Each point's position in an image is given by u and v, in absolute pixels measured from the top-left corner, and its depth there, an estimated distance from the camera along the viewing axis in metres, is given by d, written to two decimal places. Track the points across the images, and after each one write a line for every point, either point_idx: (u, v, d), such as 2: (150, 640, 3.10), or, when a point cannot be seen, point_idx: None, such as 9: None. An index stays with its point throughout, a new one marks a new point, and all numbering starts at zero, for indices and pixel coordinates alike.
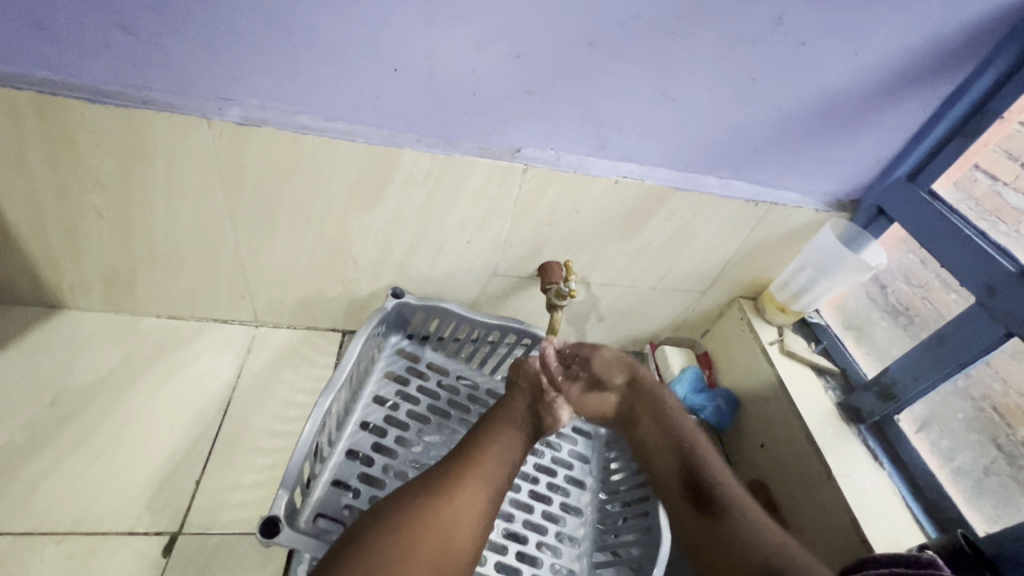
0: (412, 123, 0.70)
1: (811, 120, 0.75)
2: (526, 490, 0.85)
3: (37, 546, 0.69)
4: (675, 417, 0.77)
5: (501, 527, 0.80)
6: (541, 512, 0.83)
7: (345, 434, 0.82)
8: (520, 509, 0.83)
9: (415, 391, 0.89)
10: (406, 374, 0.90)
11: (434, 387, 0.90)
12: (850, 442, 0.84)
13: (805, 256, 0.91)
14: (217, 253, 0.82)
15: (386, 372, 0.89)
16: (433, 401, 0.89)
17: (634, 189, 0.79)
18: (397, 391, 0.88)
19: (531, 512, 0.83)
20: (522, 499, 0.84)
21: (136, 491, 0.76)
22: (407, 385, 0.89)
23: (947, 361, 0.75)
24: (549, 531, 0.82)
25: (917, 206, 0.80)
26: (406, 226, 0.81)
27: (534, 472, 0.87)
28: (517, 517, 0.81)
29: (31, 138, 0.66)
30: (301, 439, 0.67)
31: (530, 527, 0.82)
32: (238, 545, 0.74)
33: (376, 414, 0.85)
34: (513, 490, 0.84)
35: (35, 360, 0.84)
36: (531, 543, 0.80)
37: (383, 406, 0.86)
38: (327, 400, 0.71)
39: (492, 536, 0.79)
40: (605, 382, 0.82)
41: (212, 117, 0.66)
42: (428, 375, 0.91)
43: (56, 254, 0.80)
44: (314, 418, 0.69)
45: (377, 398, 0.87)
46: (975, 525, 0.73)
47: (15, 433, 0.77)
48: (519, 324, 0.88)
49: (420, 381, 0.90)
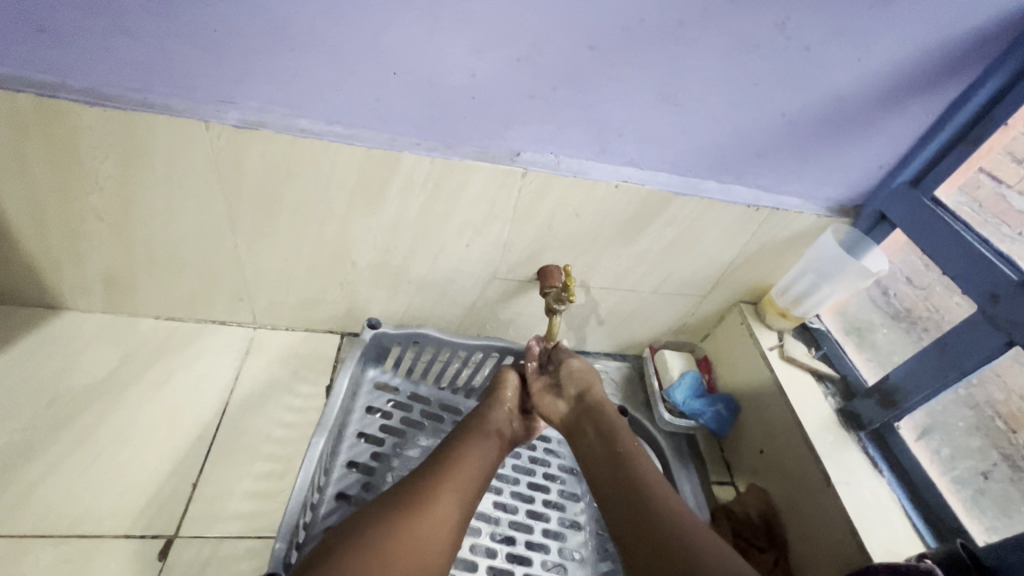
0: (413, 127, 0.70)
1: (814, 126, 0.74)
2: (523, 510, 0.84)
3: (35, 548, 0.69)
4: (615, 426, 0.73)
5: (504, 552, 0.79)
6: (541, 531, 0.83)
7: (334, 477, 0.80)
8: (520, 530, 0.82)
9: (398, 424, 0.87)
10: (388, 407, 0.89)
11: (417, 417, 0.89)
12: (850, 449, 0.83)
13: (807, 261, 0.91)
14: (217, 256, 0.82)
15: (368, 406, 0.88)
16: (417, 432, 0.87)
17: (635, 193, 0.78)
18: (380, 424, 0.86)
19: (532, 531, 0.82)
20: (521, 520, 0.83)
21: (135, 493, 0.76)
22: (392, 417, 0.88)
23: (948, 368, 0.74)
24: (551, 548, 0.82)
25: (920, 212, 0.79)
26: (405, 229, 0.80)
27: (527, 490, 0.86)
28: (518, 539, 0.81)
29: (31, 140, 0.66)
30: (296, 486, 0.66)
31: (533, 546, 0.81)
32: (236, 549, 0.74)
33: (363, 451, 0.83)
34: (511, 513, 0.83)
35: (35, 362, 0.85)
36: (536, 563, 0.80)
37: (367, 442, 0.84)
38: (318, 441, 0.70)
39: (497, 563, 0.78)
40: (561, 389, 0.80)
41: (210, 119, 0.66)
42: (412, 407, 0.90)
43: (57, 256, 0.80)
44: (306, 462, 0.68)
45: (361, 434, 0.84)
46: (974, 534, 0.72)
47: (15, 435, 0.77)
48: (502, 342, 0.87)
49: (402, 413, 0.89)
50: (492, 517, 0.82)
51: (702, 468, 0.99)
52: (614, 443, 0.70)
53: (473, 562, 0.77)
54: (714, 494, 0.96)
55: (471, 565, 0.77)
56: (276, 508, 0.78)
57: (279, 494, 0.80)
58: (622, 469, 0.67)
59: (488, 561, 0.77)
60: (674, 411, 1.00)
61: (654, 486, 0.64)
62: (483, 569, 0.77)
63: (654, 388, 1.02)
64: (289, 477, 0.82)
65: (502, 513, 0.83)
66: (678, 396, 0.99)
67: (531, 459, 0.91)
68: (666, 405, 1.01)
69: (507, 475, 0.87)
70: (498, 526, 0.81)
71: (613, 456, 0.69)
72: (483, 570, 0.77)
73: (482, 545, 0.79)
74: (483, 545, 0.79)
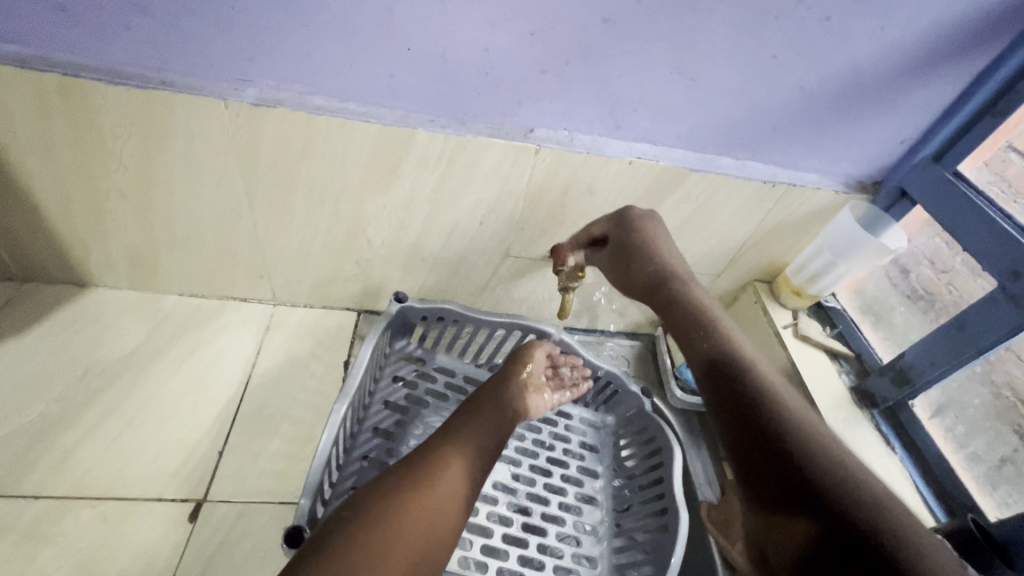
0: (425, 104, 0.70)
1: (835, 99, 0.73)
2: (541, 483, 0.87)
3: (72, 509, 0.73)
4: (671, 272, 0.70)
5: (519, 521, 0.82)
6: (557, 504, 0.86)
7: (359, 440, 0.83)
8: (536, 502, 0.85)
9: (422, 394, 0.90)
10: (412, 377, 0.91)
11: (441, 388, 0.91)
12: (862, 427, 0.83)
13: (823, 239, 0.89)
14: (237, 234, 0.84)
15: (392, 376, 0.91)
16: (440, 402, 0.90)
17: (649, 169, 0.78)
18: (405, 394, 0.89)
19: (548, 503, 0.85)
20: (538, 492, 0.86)
21: (164, 459, 0.79)
22: (416, 388, 0.90)
23: (966, 345, 0.73)
24: (566, 521, 0.85)
25: (942, 187, 0.77)
26: (418, 207, 0.81)
27: (546, 464, 0.89)
28: (534, 510, 0.84)
29: (57, 120, 0.68)
30: (320, 448, 0.68)
31: (548, 518, 0.84)
32: (261, 514, 0.77)
33: (388, 419, 0.86)
34: (528, 485, 0.86)
35: (65, 336, 0.88)
36: (551, 534, 0.83)
37: (391, 410, 0.87)
38: (341, 407, 0.72)
39: (511, 531, 0.81)
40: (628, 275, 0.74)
41: (229, 97, 0.67)
42: (435, 377, 0.92)
43: (83, 234, 0.83)
44: (329, 426, 0.69)
45: (386, 402, 0.88)
46: (987, 510, 0.73)
47: (49, 405, 0.81)
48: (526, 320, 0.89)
49: (427, 383, 0.91)
50: (511, 488, 0.85)
51: (712, 444, 0.99)
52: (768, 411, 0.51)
53: (490, 528, 0.80)
54: (723, 471, 0.96)
55: (487, 532, 0.80)
56: (297, 476, 0.81)
57: (300, 463, 0.83)
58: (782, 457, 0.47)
59: (503, 529, 0.81)
60: (687, 389, 1.02)
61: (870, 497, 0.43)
62: (498, 535, 0.80)
63: (666, 366, 1.03)
64: (309, 447, 0.84)
65: (521, 484, 0.86)
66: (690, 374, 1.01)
67: (552, 435, 0.93)
68: (678, 382, 1.02)
69: (527, 448, 0.90)
70: (515, 497, 0.84)
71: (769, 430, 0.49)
72: (499, 537, 0.80)
73: (499, 514, 0.82)
74: (498, 513, 0.82)
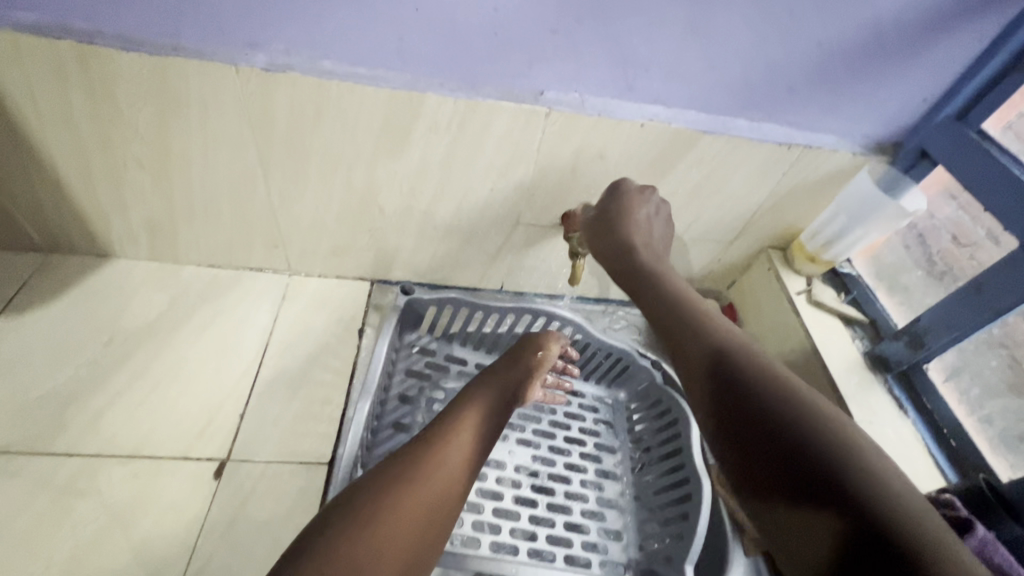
0: (435, 67, 0.70)
1: (856, 56, 0.71)
2: (561, 462, 0.90)
3: (104, 467, 0.77)
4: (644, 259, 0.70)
5: (543, 502, 0.85)
6: (578, 481, 0.89)
7: (379, 437, 0.84)
8: (558, 481, 0.88)
9: (437, 385, 0.92)
10: (426, 370, 0.93)
11: (455, 378, 0.93)
12: (875, 391, 0.83)
13: (840, 202, 0.87)
14: (252, 204, 0.85)
15: (405, 370, 0.92)
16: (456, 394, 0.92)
17: (661, 133, 0.77)
18: (420, 387, 0.91)
19: (569, 482, 0.88)
20: (559, 471, 0.88)
21: (188, 421, 0.82)
22: (430, 380, 0.92)
23: (984, 307, 0.72)
24: (589, 498, 0.88)
25: (965, 146, 0.75)
26: (430, 174, 0.81)
27: (564, 444, 0.92)
28: (557, 490, 0.86)
29: (73, 90, 0.69)
30: None
31: (571, 497, 0.87)
32: (281, 472, 0.80)
33: (407, 414, 0.88)
34: (548, 465, 0.89)
35: (91, 304, 0.91)
36: (576, 511, 0.85)
37: (408, 404, 0.89)
38: None
39: (537, 512, 0.83)
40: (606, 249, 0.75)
41: (240, 63, 0.67)
42: (447, 366, 0.95)
43: (103, 205, 0.84)
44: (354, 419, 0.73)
45: (402, 397, 0.89)
46: (999, 471, 0.73)
47: (79, 369, 0.84)
48: (532, 304, 0.92)
49: (441, 375, 0.93)
50: (532, 470, 0.87)
51: None
52: (776, 421, 0.47)
53: (516, 511, 0.83)
54: None
55: (513, 515, 0.82)
56: (316, 438, 0.84)
57: (318, 426, 0.85)
58: (793, 470, 0.44)
59: (530, 511, 0.83)
60: None
61: (903, 510, 0.40)
62: (525, 518, 0.83)
63: None
64: (326, 410, 0.87)
65: (541, 466, 0.88)
66: None
67: (566, 415, 0.96)
68: None
69: (543, 431, 0.92)
70: (537, 478, 0.87)
71: (786, 453, 0.45)
72: (526, 519, 0.82)
73: (523, 496, 0.85)
74: (521, 496, 0.84)
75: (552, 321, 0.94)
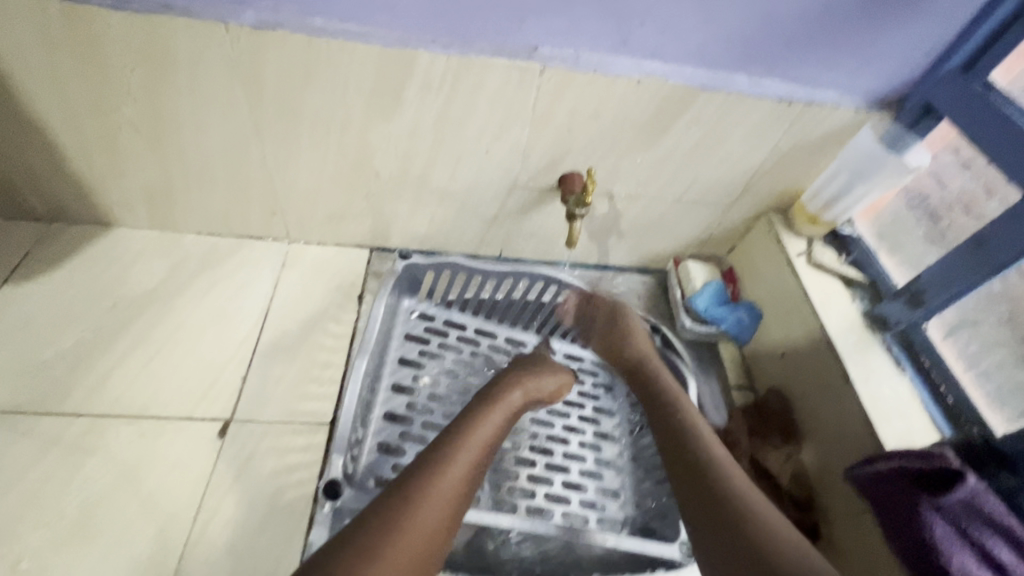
0: (426, 22, 0.68)
1: (858, 5, 0.69)
2: (560, 424, 0.90)
3: (112, 426, 0.79)
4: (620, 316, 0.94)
5: (542, 462, 0.86)
6: (577, 443, 0.90)
7: (380, 399, 0.86)
8: (557, 442, 0.89)
9: (436, 348, 0.92)
10: (425, 334, 0.94)
11: (454, 342, 0.94)
12: (872, 349, 0.82)
13: (842, 160, 0.86)
14: (248, 169, 0.85)
15: (405, 333, 0.93)
16: (456, 358, 0.93)
17: (657, 89, 0.75)
18: (419, 350, 0.92)
19: (568, 443, 0.89)
20: (558, 433, 0.89)
21: (192, 384, 0.84)
22: (430, 344, 0.93)
23: (985, 262, 0.71)
24: (588, 458, 0.89)
25: (969, 99, 0.73)
26: (424, 135, 0.81)
27: (563, 407, 0.92)
28: (556, 451, 0.87)
29: (64, 52, 0.69)
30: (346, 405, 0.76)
31: (570, 457, 0.88)
32: (284, 431, 0.81)
33: (407, 376, 0.89)
34: (547, 427, 0.89)
35: (93, 271, 0.92)
36: (575, 471, 0.87)
37: (409, 366, 0.90)
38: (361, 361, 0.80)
39: (536, 471, 0.85)
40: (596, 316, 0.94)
41: (229, 20, 0.66)
42: (446, 331, 0.95)
43: (100, 172, 0.85)
44: (354, 379, 0.78)
45: (402, 360, 0.90)
46: (993, 426, 0.73)
47: (84, 334, 0.86)
48: (529, 267, 0.93)
49: (440, 339, 0.94)
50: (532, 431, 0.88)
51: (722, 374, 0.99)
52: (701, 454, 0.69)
53: (515, 471, 0.84)
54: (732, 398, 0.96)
55: (512, 475, 0.84)
56: (317, 400, 0.85)
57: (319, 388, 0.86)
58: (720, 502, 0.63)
59: (528, 470, 0.85)
60: (696, 319, 1.01)
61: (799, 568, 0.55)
62: (523, 477, 0.84)
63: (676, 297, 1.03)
64: (326, 373, 0.88)
65: (539, 428, 0.89)
66: (699, 304, 0.99)
67: None
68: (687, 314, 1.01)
69: None
70: (536, 439, 0.88)
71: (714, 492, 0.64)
72: (524, 478, 0.84)
73: (523, 456, 0.86)
74: (520, 456, 0.86)
75: (550, 285, 0.95)
